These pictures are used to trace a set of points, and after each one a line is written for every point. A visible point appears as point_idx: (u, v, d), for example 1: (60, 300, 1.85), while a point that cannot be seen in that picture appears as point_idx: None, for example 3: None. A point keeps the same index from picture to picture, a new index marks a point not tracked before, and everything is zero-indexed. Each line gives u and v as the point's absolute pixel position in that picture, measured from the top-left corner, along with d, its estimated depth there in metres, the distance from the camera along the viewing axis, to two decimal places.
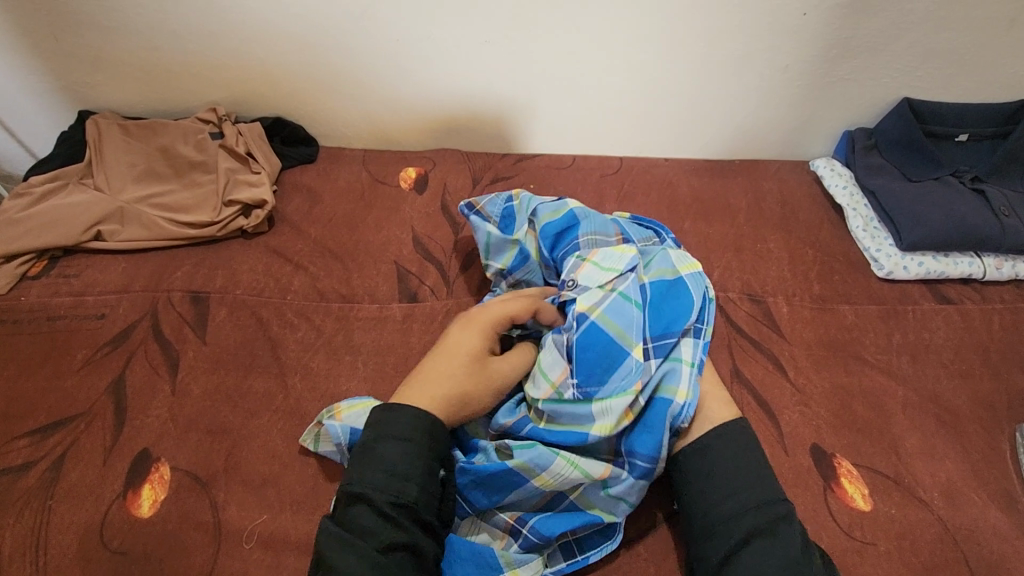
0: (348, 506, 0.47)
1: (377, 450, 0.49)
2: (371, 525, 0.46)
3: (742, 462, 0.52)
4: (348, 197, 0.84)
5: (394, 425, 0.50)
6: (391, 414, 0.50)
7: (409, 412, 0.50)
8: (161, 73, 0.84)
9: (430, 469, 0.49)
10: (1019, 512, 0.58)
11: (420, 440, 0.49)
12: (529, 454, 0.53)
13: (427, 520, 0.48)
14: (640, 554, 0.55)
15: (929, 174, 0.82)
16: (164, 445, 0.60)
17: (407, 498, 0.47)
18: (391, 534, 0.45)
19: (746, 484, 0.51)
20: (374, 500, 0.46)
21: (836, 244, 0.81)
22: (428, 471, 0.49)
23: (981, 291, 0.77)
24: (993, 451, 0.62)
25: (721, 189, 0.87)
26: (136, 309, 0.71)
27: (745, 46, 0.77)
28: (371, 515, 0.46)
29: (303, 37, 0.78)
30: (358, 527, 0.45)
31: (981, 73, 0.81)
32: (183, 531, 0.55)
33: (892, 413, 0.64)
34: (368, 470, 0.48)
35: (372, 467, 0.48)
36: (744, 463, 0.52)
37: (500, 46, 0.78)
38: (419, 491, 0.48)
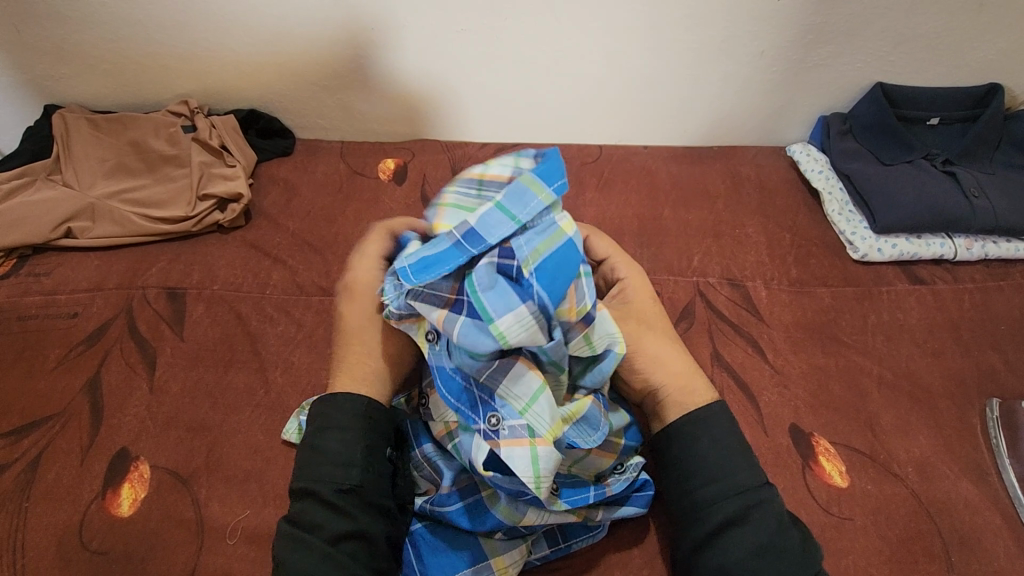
0: (297, 502, 0.49)
1: (320, 443, 0.51)
2: (317, 514, 0.47)
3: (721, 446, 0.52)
4: (326, 189, 0.83)
5: (337, 417, 0.52)
6: (331, 411, 0.52)
7: (328, 402, 0.53)
8: (128, 65, 0.82)
9: (374, 458, 0.51)
10: (988, 484, 0.60)
11: (361, 428, 0.52)
12: (513, 503, 0.52)
13: (377, 503, 0.50)
14: (623, 537, 0.56)
15: (902, 157, 0.84)
16: (143, 444, 0.59)
17: (356, 485, 0.49)
18: (339, 521, 0.47)
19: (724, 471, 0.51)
20: (319, 491, 0.48)
21: (812, 228, 0.82)
22: (375, 455, 0.51)
23: (952, 271, 0.79)
24: (964, 426, 0.64)
25: (700, 175, 0.87)
26: (110, 307, 0.69)
27: (724, 31, 0.77)
28: (322, 508, 0.48)
29: (275, 28, 0.77)
30: (302, 519, 0.47)
31: (951, 57, 0.82)
32: (164, 529, 0.54)
33: (867, 392, 0.66)
34: (314, 467, 0.50)
35: (316, 463, 0.50)
36: (729, 451, 0.52)
37: (477, 34, 0.77)
38: (363, 476, 0.50)
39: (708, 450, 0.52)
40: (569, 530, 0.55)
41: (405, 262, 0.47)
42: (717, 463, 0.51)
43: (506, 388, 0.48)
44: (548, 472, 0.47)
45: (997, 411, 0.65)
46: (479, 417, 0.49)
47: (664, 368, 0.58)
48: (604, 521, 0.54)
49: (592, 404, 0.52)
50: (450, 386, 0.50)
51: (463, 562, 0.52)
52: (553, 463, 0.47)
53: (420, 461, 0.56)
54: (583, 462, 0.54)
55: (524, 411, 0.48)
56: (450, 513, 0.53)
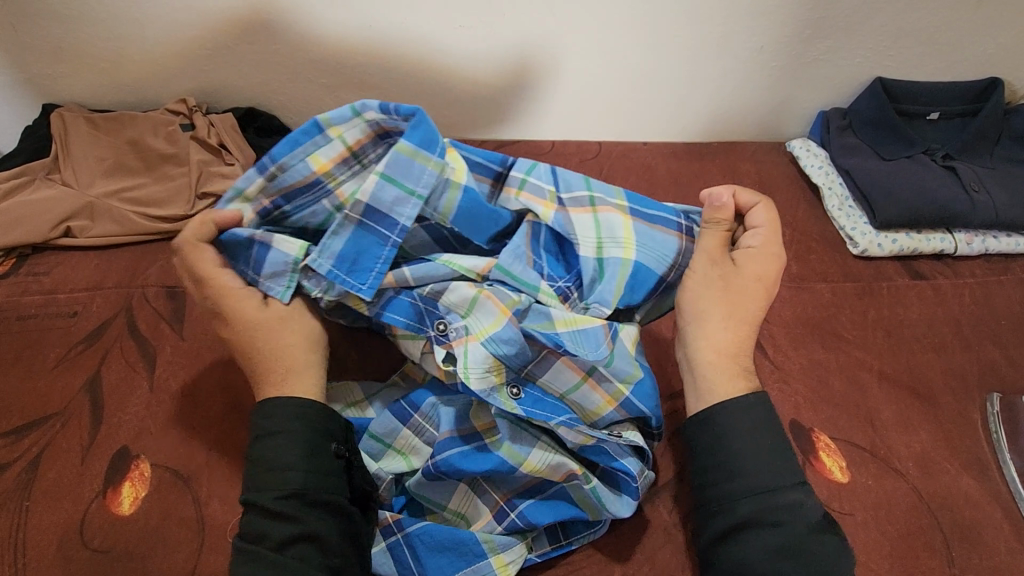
0: (246, 512, 0.50)
1: (259, 452, 0.51)
2: (261, 525, 0.49)
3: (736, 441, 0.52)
4: None
5: (270, 422, 0.52)
6: (264, 418, 0.52)
7: (274, 403, 0.53)
8: (126, 63, 0.82)
9: (312, 458, 0.51)
10: (989, 479, 0.60)
11: (295, 429, 0.52)
12: (515, 440, 0.54)
13: (324, 503, 0.50)
14: (624, 533, 0.56)
15: (903, 152, 0.84)
16: (143, 442, 0.59)
17: (296, 489, 0.50)
18: (283, 528, 0.49)
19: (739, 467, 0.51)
20: (260, 502, 0.49)
21: (812, 223, 0.82)
22: (314, 455, 0.51)
23: (952, 266, 0.79)
24: (965, 421, 0.64)
25: (699, 171, 0.87)
26: (110, 306, 0.69)
27: (724, 26, 0.77)
28: (265, 519, 0.49)
29: (273, 26, 0.77)
30: (250, 532, 0.49)
31: (951, 52, 0.82)
32: (165, 527, 0.54)
33: (867, 387, 0.66)
34: (255, 477, 0.50)
35: (257, 474, 0.50)
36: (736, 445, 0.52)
37: (475, 31, 0.77)
38: (304, 479, 0.50)
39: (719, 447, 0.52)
40: (570, 526, 0.56)
41: (328, 264, 0.54)
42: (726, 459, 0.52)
43: (447, 299, 0.55)
44: (478, 371, 0.53)
45: (997, 405, 0.65)
46: (428, 326, 0.55)
47: (728, 350, 0.57)
48: (606, 518, 0.54)
49: (597, 325, 0.54)
50: (400, 311, 0.55)
51: (463, 561, 0.53)
52: (482, 364, 0.53)
53: (421, 423, 0.57)
54: (576, 394, 0.55)
55: (466, 315, 0.55)
56: (451, 459, 0.53)
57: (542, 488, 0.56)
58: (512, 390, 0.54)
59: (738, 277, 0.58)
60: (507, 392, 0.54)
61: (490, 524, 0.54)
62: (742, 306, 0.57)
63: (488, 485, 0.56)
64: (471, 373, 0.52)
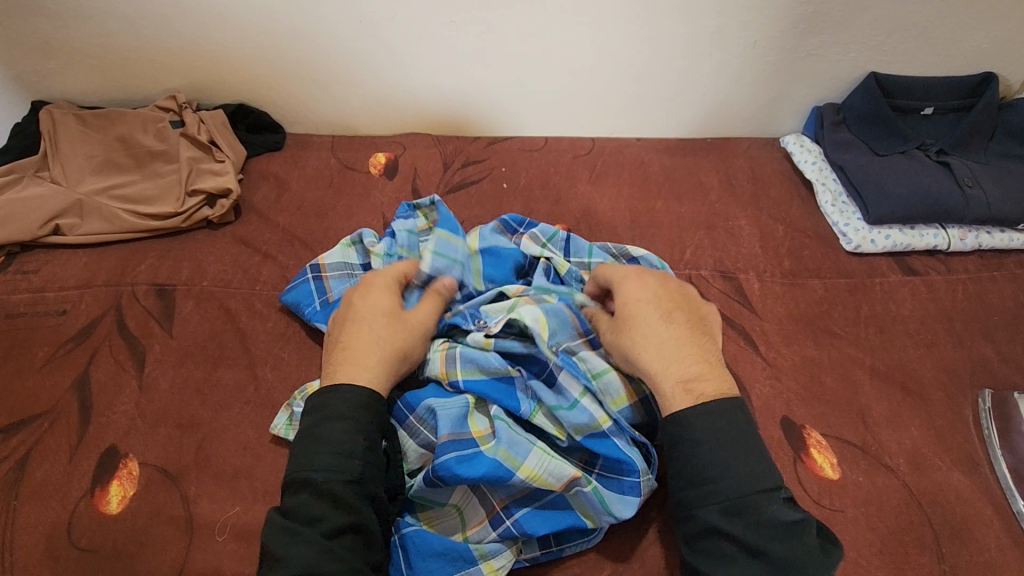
0: (296, 493, 0.49)
1: (320, 433, 0.50)
2: (314, 508, 0.47)
3: (728, 441, 0.49)
4: (317, 184, 0.83)
5: (338, 406, 0.51)
6: (329, 401, 0.52)
7: (335, 389, 0.52)
8: (115, 60, 0.81)
9: (372, 450, 0.51)
10: (980, 475, 0.60)
11: (363, 417, 0.51)
12: (511, 443, 0.53)
13: (374, 496, 0.50)
14: (614, 531, 0.56)
15: (896, 148, 0.83)
16: (132, 441, 0.59)
17: (357, 476, 0.49)
18: (340, 515, 0.47)
19: (730, 469, 0.48)
20: (319, 483, 0.48)
21: (805, 219, 0.82)
22: (376, 449, 0.51)
23: (946, 262, 0.78)
24: (956, 416, 0.64)
25: (692, 167, 0.87)
26: (99, 304, 0.69)
27: (717, 20, 0.76)
28: (320, 502, 0.48)
29: (262, 21, 0.76)
30: (302, 511, 0.47)
31: (946, 46, 0.81)
32: (154, 526, 0.54)
33: (859, 384, 0.66)
34: (309, 458, 0.50)
35: (316, 454, 0.49)
36: (711, 448, 0.49)
37: (466, 26, 0.76)
38: (366, 469, 0.50)
39: (691, 455, 0.49)
40: (563, 534, 0.55)
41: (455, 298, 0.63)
42: (704, 462, 0.49)
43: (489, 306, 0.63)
44: (531, 318, 0.57)
45: (989, 401, 0.64)
46: (470, 322, 0.61)
47: (682, 365, 0.53)
48: (603, 526, 0.53)
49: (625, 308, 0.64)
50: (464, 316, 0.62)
51: (455, 567, 0.52)
52: (535, 317, 0.57)
53: (416, 425, 0.57)
54: (605, 377, 0.57)
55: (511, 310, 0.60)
56: (449, 462, 0.52)
57: (538, 496, 0.54)
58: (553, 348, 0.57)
59: (627, 292, 0.57)
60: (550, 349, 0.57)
61: (484, 530, 0.54)
62: (653, 311, 0.56)
63: (485, 489, 0.55)
64: (525, 319, 0.57)
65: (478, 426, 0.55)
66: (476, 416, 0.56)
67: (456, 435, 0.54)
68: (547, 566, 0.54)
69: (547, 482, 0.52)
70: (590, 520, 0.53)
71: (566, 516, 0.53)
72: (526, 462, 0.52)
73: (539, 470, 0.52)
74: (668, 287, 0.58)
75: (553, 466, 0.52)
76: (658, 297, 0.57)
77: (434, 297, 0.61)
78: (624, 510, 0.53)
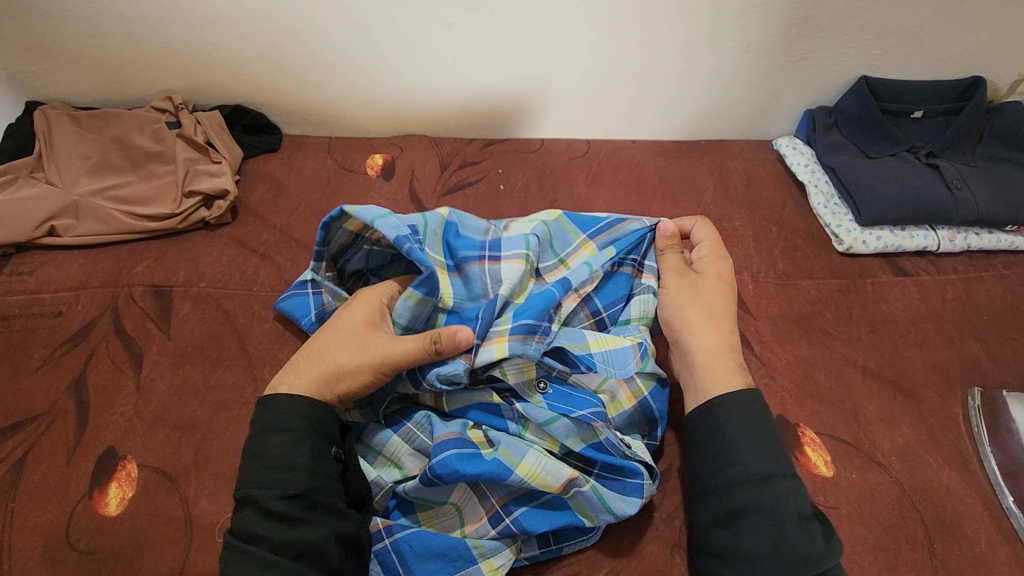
0: (242, 508, 0.50)
1: (261, 449, 0.51)
2: (257, 526, 0.48)
3: (749, 432, 0.52)
4: (313, 185, 0.83)
5: (273, 420, 0.52)
6: (273, 412, 0.52)
7: (281, 398, 0.53)
8: (111, 61, 0.81)
9: (317, 457, 0.51)
10: (971, 472, 0.61)
11: (296, 431, 0.52)
12: (510, 443, 0.54)
13: (325, 504, 0.50)
14: (612, 530, 0.56)
15: (886, 150, 0.85)
16: (130, 442, 0.59)
17: (293, 489, 0.49)
18: (286, 528, 0.48)
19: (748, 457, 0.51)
20: (258, 500, 0.49)
21: (799, 221, 0.83)
22: (317, 458, 0.51)
23: (935, 262, 0.80)
24: (947, 414, 0.65)
25: (687, 169, 0.88)
26: (95, 306, 0.69)
27: (710, 25, 0.77)
28: (261, 517, 0.49)
29: (259, 23, 0.76)
30: (249, 527, 0.48)
31: (935, 51, 0.83)
32: (152, 527, 0.54)
33: (852, 382, 0.67)
34: (254, 474, 0.50)
35: (260, 469, 0.50)
36: (735, 438, 0.52)
37: (464, 28, 0.77)
38: (305, 479, 0.50)
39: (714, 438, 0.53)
40: (561, 532, 0.55)
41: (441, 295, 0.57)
42: (727, 447, 0.52)
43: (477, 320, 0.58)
44: (514, 369, 0.56)
45: (978, 400, 0.66)
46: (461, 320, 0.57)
47: (721, 348, 0.58)
48: (599, 525, 0.54)
49: (628, 345, 0.58)
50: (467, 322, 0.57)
51: (454, 566, 0.53)
52: (519, 363, 0.56)
53: (413, 431, 0.57)
54: (606, 385, 0.59)
55: (502, 372, 0.56)
56: (449, 459, 0.52)
57: (537, 495, 0.55)
58: (541, 385, 0.57)
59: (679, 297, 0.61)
60: (536, 387, 0.57)
61: (482, 528, 0.54)
62: (707, 308, 0.60)
63: (484, 487, 0.55)
64: (509, 374, 0.56)
65: (472, 433, 0.56)
66: (474, 425, 0.57)
67: (458, 435, 0.54)
68: (545, 565, 0.55)
69: (546, 481, 0.52)
70: (586, 518, 0.54)
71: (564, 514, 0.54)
72: (526, 462, 0.53)
73: (539, 469, 0.53)
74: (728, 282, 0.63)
75: (552, 466, 0.53)
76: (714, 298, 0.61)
77: (427, 346, 0.53)
78: (622, 506, 0.54)
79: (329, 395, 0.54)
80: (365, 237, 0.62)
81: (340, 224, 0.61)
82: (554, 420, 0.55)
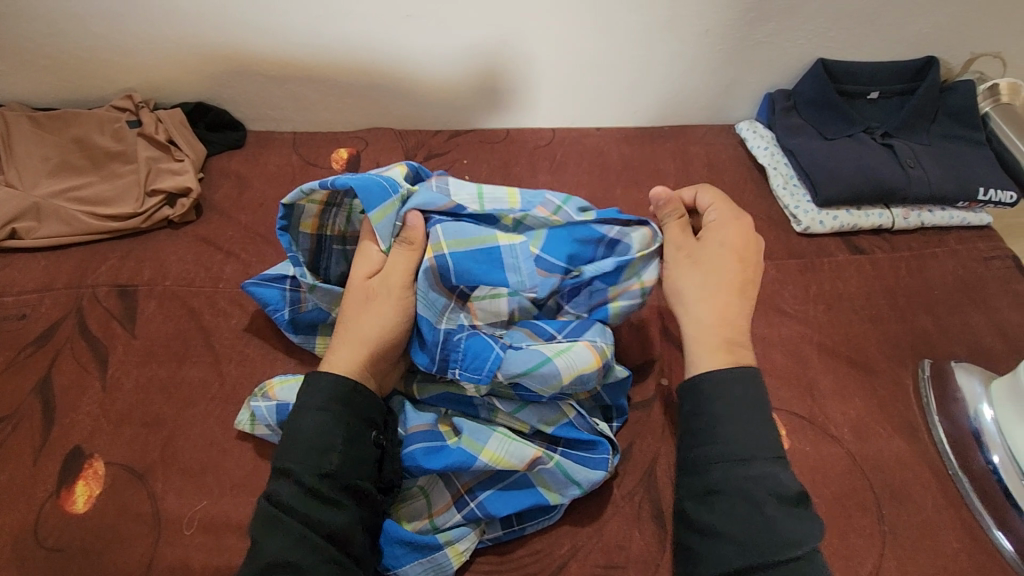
0: (276, 481, 0.50)
1: (301, 425, 0.51)
2: (293, 499, 0.48)
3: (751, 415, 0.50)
4: (279, 180, 0.83)
5: (313, 400, 0.52)
6: (313, 391, 0.53)
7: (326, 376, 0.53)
8: (69, 60, 0.80)
9: (355, 441, 0.52)
10: (919, 440, 0.63)
11: (339, 411, 0.52)
12: (474, 430, 0.56)
13: (357, 487, 0.51)
14: (574, 508, 0.58)
15: (844, 131, 0.86)
16: (97, 441, 0.59)
17: (331, 469, 0.50)
18: (320, 508, 0.48)
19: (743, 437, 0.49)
20: (294, 474, 0.49)
21: (759, 203, 0.84)
22: (356, 440, 0.52)
23: (890, 240, 0.82)
24: (898, 385, 0.67)
25: (650, 155, 0.89)
26: (60, 307, 0.69)
27: (668, 10, 0.78)
28: (295, 492, 0.49)
29: (218, 19, 0.76)
30: (287, 502, 0.48)
31: (888, 32, 0.84)
32: (121, 523, 0.55)
33: (808, 359, 0.69)
34: (292, 450, 0.51)
35: (296, 444, 0.51)
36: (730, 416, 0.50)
37: (424, 19, 0.77)
38: (343, 461, 0.51)
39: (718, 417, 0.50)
40: (525, 513, 0.56)
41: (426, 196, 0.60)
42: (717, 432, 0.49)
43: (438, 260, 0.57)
44: None
45: (928, 370, 0.68)
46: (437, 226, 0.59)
47: (716, 324, 0.55)
48: (564, 503, 0.56)
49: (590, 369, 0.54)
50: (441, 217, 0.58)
51: (420, 552, 0.54)
52: None
53: None
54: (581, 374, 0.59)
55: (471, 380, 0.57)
56: (415, 452, 0.55)
57: (503, 477, 0.56)
58: None
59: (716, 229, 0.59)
60: None
61: (449, 512, 0.55)
62: (714, 280, 0.57)
63: (449, 474, 0.57)
64: (478, 380, 0.56)
65: (440, 425, 0.58)
66: (444, 416, 0.59)
67: (428, 427, 0.57)
68: (510, 545, 0.56)
69: (509, 463, 0.54)
70: (552, 497, 0.55)
71: (529, 495, 0.55)
72: (489, 449, 0.54)
73: (505, 455, 0.54)
74: (758, 249, 0.60)
75: (516, 449, 0.55)
76: (740, 251, 0.58)
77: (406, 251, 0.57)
78: (589, 476, 0.56)
79: (371, 371, 0.56)
80: (326, 236, 0.62)
81: (297, 227, 0.61)
82: (521, 407, 0.57)
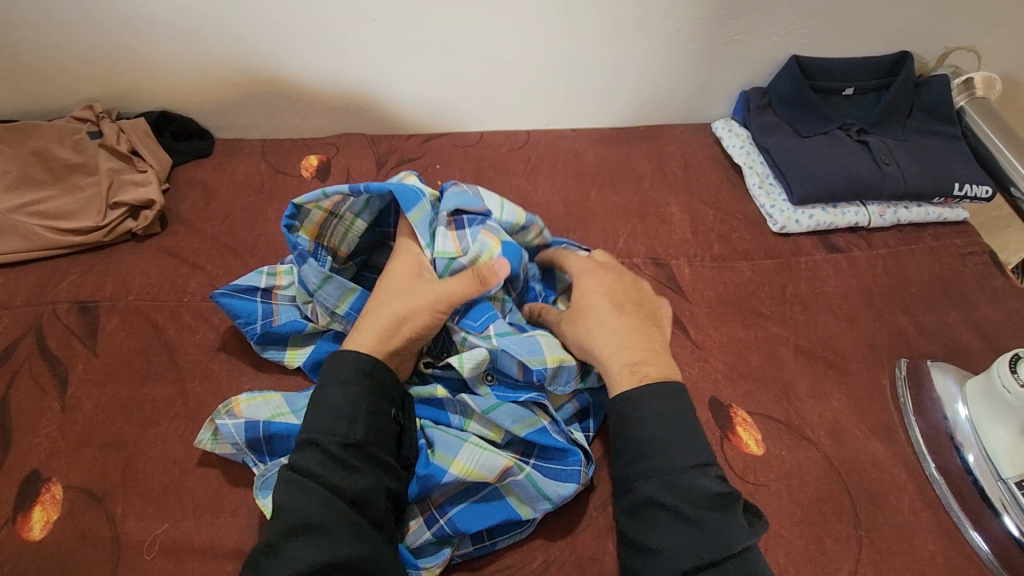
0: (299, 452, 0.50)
1: (324, 396, 0.52)
2: (316, 466, 0.48)
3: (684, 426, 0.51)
4: (247, 189, 0.82)
5: (335, 375, 0.53)
6: (335, 364, 0.53)
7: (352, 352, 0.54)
8: (26, 70, 0.78)
9: (379, 413, 0.52)
10: (896, 442, 0.62)
11: (365, 382, 0.52)
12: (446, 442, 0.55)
13: (379, 456, 0.51)
14: (547, 520, 0.57)
15: (819, 129, 0.85)
16: (55, 464, 0.57)
17: (357, 438, 0.50)
18: (344, 476, 0.48)
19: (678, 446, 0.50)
20: (320, 441, 0.49)
21: (736, 203, 0.83)
22: (378, 412, 0.52)
23: (867, 238, 0.81)
24: (875, 386, 0.66)
25: (625, 156, 0.88)
26: (18, 326, 0.67)
27: (639, 10, 0.77)
28: (321, 460, 0.48)
29: (178, 27, 0.75)
30: (314, 469, 0.48)
31: (861, 29, 0.84)
32: (78, 549, 0.53)
33: (784, 361, 0.68)
34: (315, 419, 0.51)
35: (318, 412, 0.51)
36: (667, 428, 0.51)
37: (390, 24, 0.76)
38: (366, 432, 0.50)
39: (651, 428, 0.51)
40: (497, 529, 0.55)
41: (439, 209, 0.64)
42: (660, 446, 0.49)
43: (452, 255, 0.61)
44: (472, 362, 0.56)
45: (904, 370, 0.67)
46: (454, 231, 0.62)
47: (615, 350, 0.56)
48: (536, 517, 0.55)
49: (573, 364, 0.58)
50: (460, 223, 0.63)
51: None
52: (477, 356, 0.56)
53: None
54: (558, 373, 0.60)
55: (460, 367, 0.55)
56: None
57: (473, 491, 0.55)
58: (489, 377, 0.59)
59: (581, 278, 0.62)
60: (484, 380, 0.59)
61: (418, 529, 0.54)
62: (596, 317, 0.58)
63: None
64: (466, 364, 0.56)
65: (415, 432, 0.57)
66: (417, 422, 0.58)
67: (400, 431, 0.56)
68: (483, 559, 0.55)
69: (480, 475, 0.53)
70: (523, 511, 0.54)
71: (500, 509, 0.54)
72: (460, 461, 0.53)
73: (475, 467, 0.53)
74: (634, 287, 0.63)
75: (487, 458, 0.54)
76: (613, 291, 0.61)
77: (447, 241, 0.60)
78: (558, 491, 0.55)
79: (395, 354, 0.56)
80: (324, 245, 0.62)
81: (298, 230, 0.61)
82: (495, 408, 0.56)
